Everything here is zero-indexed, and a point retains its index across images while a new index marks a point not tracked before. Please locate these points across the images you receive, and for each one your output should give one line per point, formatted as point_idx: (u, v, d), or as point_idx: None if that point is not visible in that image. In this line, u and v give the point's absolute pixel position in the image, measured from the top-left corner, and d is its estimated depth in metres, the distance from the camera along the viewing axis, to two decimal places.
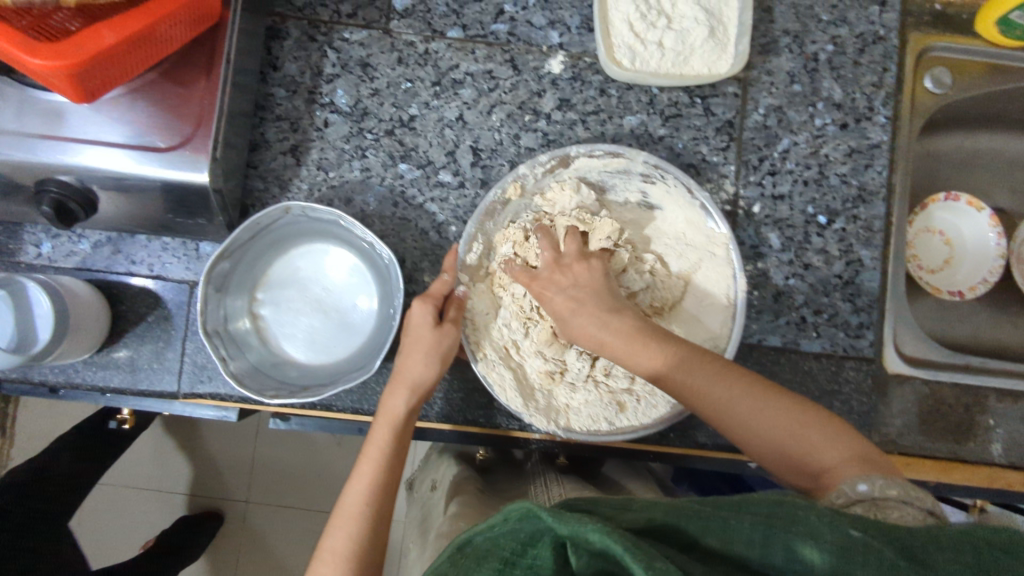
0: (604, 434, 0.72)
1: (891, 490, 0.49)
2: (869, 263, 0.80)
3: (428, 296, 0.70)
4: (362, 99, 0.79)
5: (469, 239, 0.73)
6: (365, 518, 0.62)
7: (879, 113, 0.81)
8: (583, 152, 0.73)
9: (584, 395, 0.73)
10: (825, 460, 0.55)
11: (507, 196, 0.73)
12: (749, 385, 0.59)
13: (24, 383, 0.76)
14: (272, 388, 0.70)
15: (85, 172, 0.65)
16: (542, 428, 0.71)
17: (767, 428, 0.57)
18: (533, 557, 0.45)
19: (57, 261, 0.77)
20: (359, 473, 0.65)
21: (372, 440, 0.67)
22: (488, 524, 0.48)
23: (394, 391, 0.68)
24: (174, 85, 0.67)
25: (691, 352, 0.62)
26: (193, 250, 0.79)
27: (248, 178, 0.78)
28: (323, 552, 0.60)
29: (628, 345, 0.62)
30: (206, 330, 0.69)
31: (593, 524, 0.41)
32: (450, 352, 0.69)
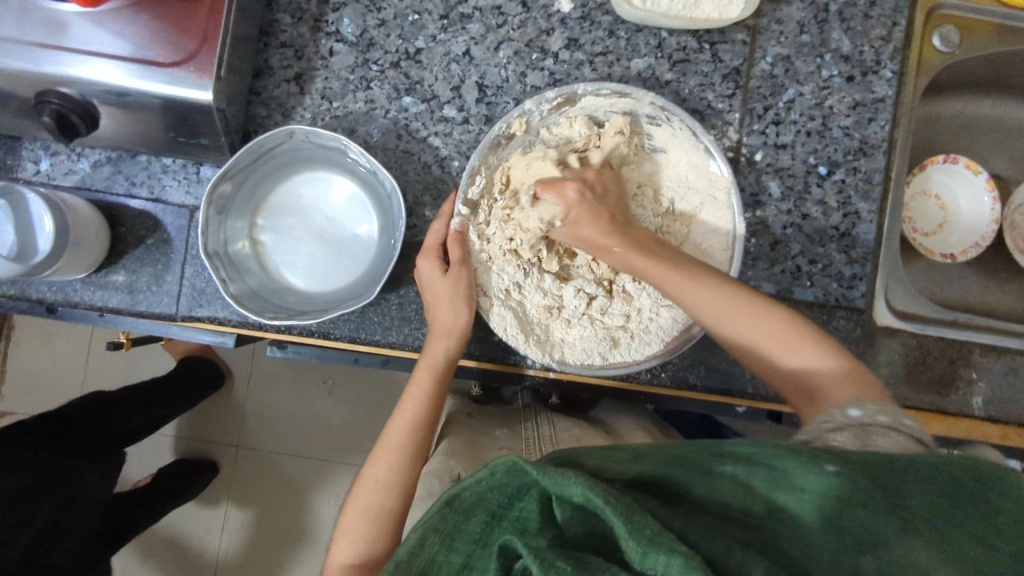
0: (597, 368, 0.73)
1: (881, 417, 0.53)
2: (866, 216, 0.81)
3: (427, 250, 0.74)
4: (368, 30, 0.78)
5: (472, 172, 0.72)
6: (403, 454, 0.69)
7: (885, 68, 0.81)
8: (591, 91, 0.73)
9: (579, 332, 0.74)
10: (817, 377, 0.60)
11: (512, 131, 0.73)
12: (750, 304, 0.64)
13: (22, 300, 0.76)
14: (271, 311, 0.71)
15: (86, 85, 0.65)
16: (537, 361, 0.73)
17: (747, 343, 0.63)
18: (519, 509, 0.48)
19: (56, 179, 0.77)
20: (403, 413, 0.71)
21: (414, 386, 0.71)
22: (474, 478, 0.49)
23: (434, 341, 0.72)
24: (179, 1, 0.66)
25: (688, 273, 0.65)
26: (193, 174, 0.78)
27: (251, 104, 0.78)
28: (365, 478, 0.67)
29: (601, 236, 0.68)
30: (207, 250, 0.69)
31: (575, 478, 0.43)
32: (471, 293, 0.73)
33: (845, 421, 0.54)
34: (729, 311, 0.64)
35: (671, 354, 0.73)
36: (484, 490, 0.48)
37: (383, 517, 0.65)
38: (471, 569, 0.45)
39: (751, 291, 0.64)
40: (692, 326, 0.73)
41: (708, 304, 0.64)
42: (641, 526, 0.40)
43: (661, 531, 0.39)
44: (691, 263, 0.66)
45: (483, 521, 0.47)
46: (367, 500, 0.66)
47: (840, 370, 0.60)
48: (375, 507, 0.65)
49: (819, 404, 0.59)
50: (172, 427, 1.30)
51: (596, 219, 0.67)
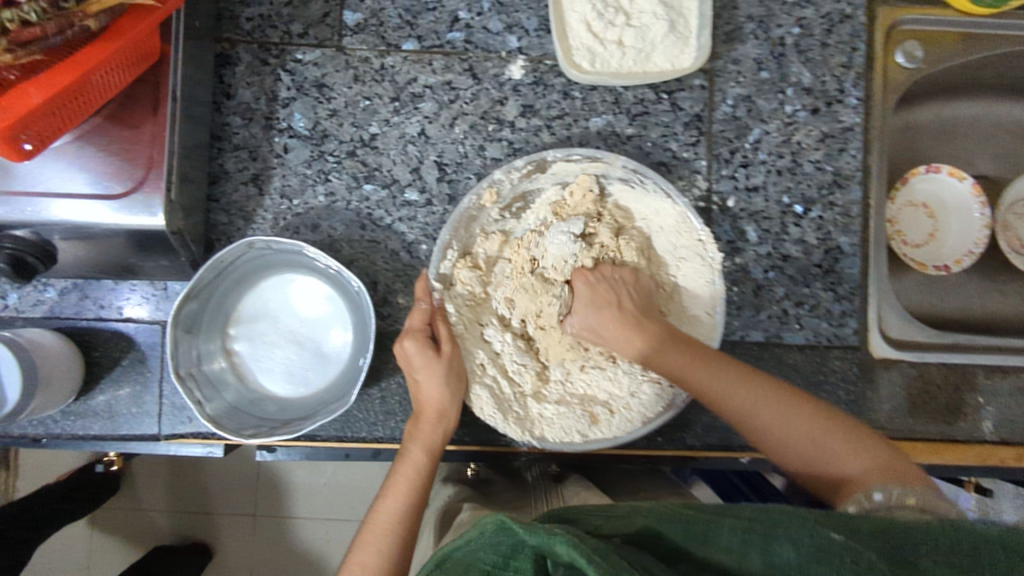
0: (578, 446, 0.70)
1: (909, 501, 0.51)
2: (849, 250, 0.78)
3: (411, 331, 0.69)
4: (320, 122, 0.77)
5: (443, 247, 0.71)
6: (398, 536, 0.61)
7: (850, 95, 0.79)
8: (560, 157, 0.72)
9: (556, 408, 0.72)
10: (847, 469, 0.56)
11: (483, 203, 0.72)
12: (768, 392, 0.62)
13: (6, 437, 0.76)
14: (252, 427, 0.69)
15: (41, 226, 0.64)
16: (517, 439, 0.70)
17: (792, 434, 0.59)
18: (513, 568, 0.46)
19: (25, 312, 0.76)
20: (392, 492, 0.64)
21: (407, 460, 0.65)
22: (462, 539, 0.50)
23: (429, 421, 0.67)
24: (122, 129, 0.65)
25: (772, 390, 0.62)
26: (161, 290, 0.77)
27: (210, 212, 0.77)
28: (353, 566, 0.60)
29: (639, 335, 0.66)
30: (178, 373, 0.67)
31: (561, 535, 0.42)
32: (460, 370, 0.69)
33: (865, 506, 0.52)
34: (748, 393, 0.62)
35: (653, 427, 0.71)
36: (474, 548, 0.49)
37: None
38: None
39: (812, 402, 0.61)
40: (674, 400, 0.71)
41: (757, 414, 0.61)
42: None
43: None
44: (726, 365, 0.64)
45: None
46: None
47: (842, 447, 0.58)
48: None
49: (846, 492, 0.55)
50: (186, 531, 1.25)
51: (601, 310, 0.66)
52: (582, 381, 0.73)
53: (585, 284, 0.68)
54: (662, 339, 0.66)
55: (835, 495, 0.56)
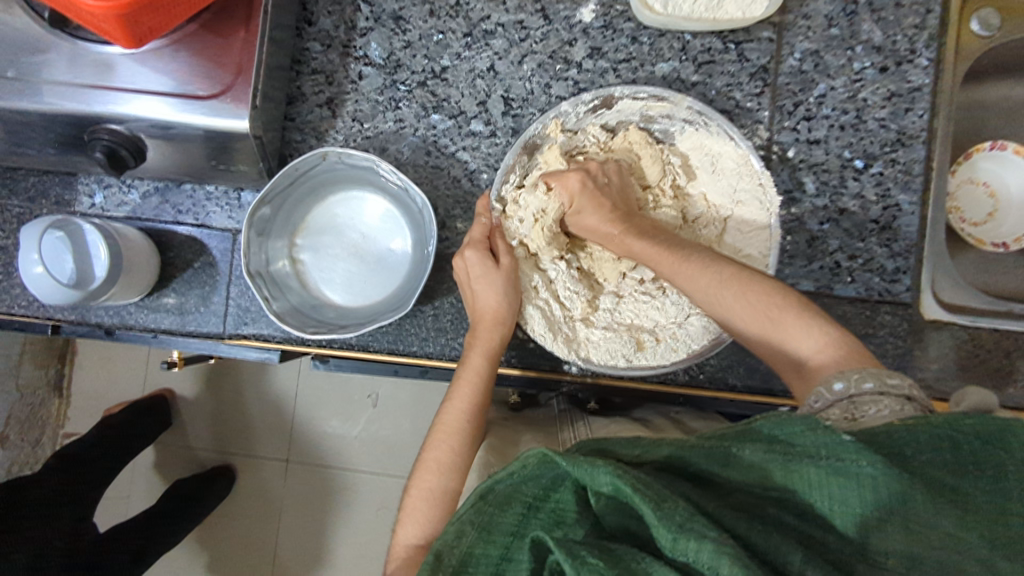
0: (622, 370, 0.72)
1: (865, 385, 0.50)
2: (907, 208, 0.78)
3: (472, 242, 0.72)
4: (395, 52, 0.81)
5: (506, 170, 0.73)
6: (466, 434, 0.66)
7: (921, 56, 0.79)
8: (627, 93, 0.74)
9: (604, 332, 0.73)
10: (803, 352, 0.57)
11: (548, 131, 0.75)
12: (734, 269, 0.61)
13: (83, 325, 0.81)
14: (313, 325, 0.74)
15: (134, 121, 0.68)
16: (563, 358, 0.73)
17: (770, 330, 0.58)
18: (554, 500, 0.47)
19: (110, 211, 0.81)
20: (457, 395, 0.68)
21: (468, 365, 0.70)
22: (506, 471, 0.48)
23: (488, 328, 0.71)
24: (214, 38, 0.69)
25: (734, 275, 0.60)
26: (235, 199, 0.82)
27: (286, 130, 0.81)
28: (427, 460, 0.64)
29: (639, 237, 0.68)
30: (250, 272, 0.72)
31: (604, 467, 0.43)
32: (518, 283, 0.73)
33: (826, 401, 0.52)
34: (715, 293, 0.60)
35: (699, 357, 0.72)
36: (517, 481, 0.48)
37: (447, 500, 0.62)
38: (510, 561, 0.46)
39: (759, 274, 0.61)
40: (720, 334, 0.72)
41: (742, 314, 0.59)
42: (670, 512, 0.39)
43: (691, 518, 0.39)
44: (687, 253, 0.64)
45: (519, 515, 0.47)
46: (430, 482, 0.63)
47: (802, 328, 0.57)
48: (438, 488, 0.63)
49: (813, 380, 0.55)
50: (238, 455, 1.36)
51: (598, 206, 0.69)
52: (630, 311, 0.75)
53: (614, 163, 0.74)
54: (638, 231, 0.68)
55: (804, 385, 0.57)
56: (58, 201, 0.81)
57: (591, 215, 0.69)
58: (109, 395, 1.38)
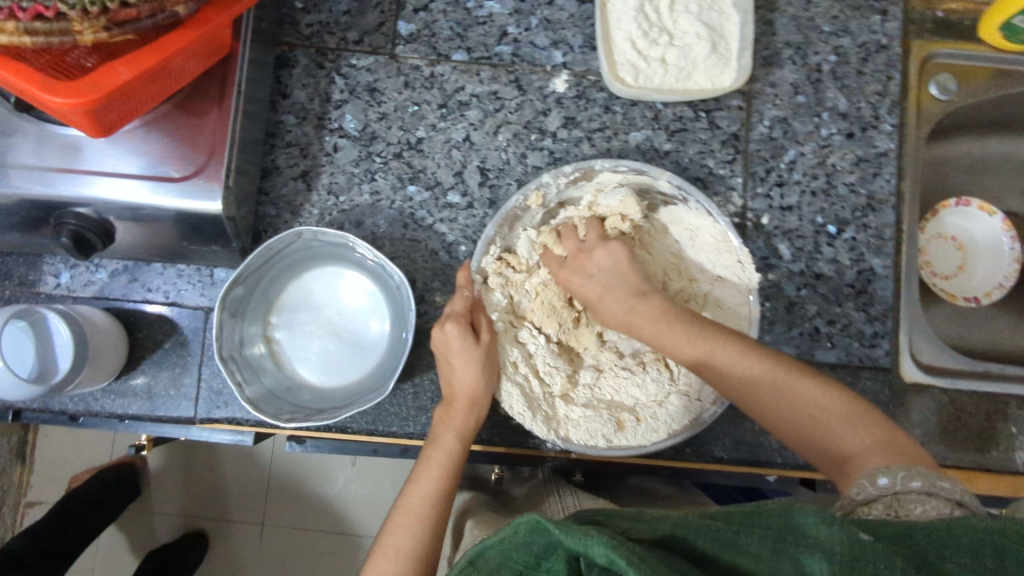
0: (602, 451, 0.71)
1: (913, 483, 0.50)
2: (881, 272, 0.79)
3: (453, 314, 0.70)
4: (370, 124, 0.80)
5: (486, 242, 0.73)
6: (431, 518, 0.63)
7: (884, 122, 0.81)
8: (608, 167, 0.74)
9: (583, 411, 0.72)
10: (848, 445, 0.57)
11: (530, 203, 0.74)
12: (777, 366, 0.60)
13: (45, 412, 0.77)
14: (288, 412, 0.71)
15: (101, 205, 0.67)
16: (542, 437, 0.71)
17: (805, 417, 0.59)
18: (546, 567, 0.45)
19: (76, 291, 0.79)
20: (425, 475, 0.65)
21: (439, 445, 0.67)
22: (498, 539, 0.50)
23: (463, 405, 0.69)
24: (187, 117, 0.68)
25: (771, 366, 0.60)
26: (207, 277, 0.80)
27: (260, 204, 0.79)
28: (384, 546, 0.61)
29: (653, 322, 0.65)
30: (222, 355, 0.69)
31: (600, 538, 0.42)
32: (495, 361, 0.71)
33: (872, 494, 0.51)
34: (739, 375, 0.61)
35: (678, 439, 0.71)
36: (509, 552, 0.48)
37: None
38: None
39: (801, 371, 0.60)
40: (699, 414, 0.72)
41: (765, 386, 0.60)
42: None
43: None
44: (731, 345, 0.62)
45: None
46: (386, 570, 0.59)
47: (859, 429, 0.57)
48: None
49: (851, 474, 0.55)
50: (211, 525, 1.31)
51: (619, 294, 0.67)
52: (610, 387, 0.74)
53: (606, 248, 0.69)
54: (675, 315, 0.65)
55: (842, 477, 0.57)
56: (21, 281, 0.79)
57: (608, 303, 0.68)
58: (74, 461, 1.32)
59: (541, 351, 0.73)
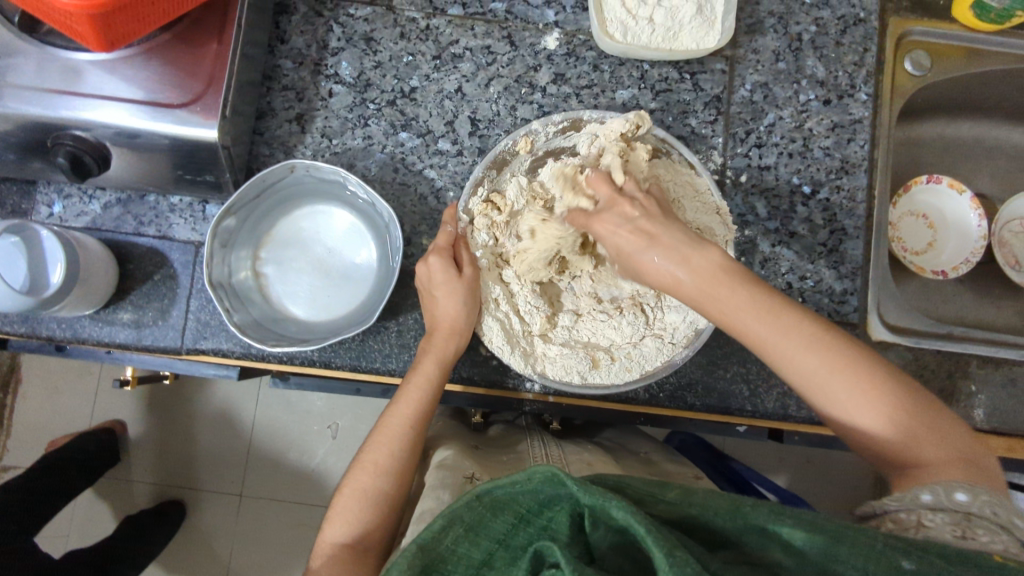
0: (575, 386, 0.73)
1: (988, 509, 0.51)
2: (852, 232, 0.82)
3: (440, 249, 0.74)
4: (365, 71, 0.83)
5: (475, 183, 0.76)
6: (407, 437, 0.67)
7: (860, 90, 0.85)
8: (597, 118, 0.77)
9: (560, 348, 0.75)
10: (923, 453, 0.54)
11: (518, 149, 0.77)
12: (846, 354, 0.56)
13: (32, 338, 0.79)
14: (273, 339, 0.73)
15: (98, 128, 0.68)
16: (519, 370, 0.73)
17: (876, 422, 0.55)
18: (548, 518, 0.49)
19: (68, 221, 0.80)
20: (404, 398, 0.69)
21: (418, 370, 0.70)
22: (508, 479, 0.49)
23: (445, 336, 0.72)
24: (186, 48, 0.70)
25: (846, 361, 0.56)
26: (199, 212, 0.81)
27: (254, 144, 0.81)
28: (364, 461, 0.66)
29: (705, 287, 0.59)
30: (212, 281, 0.71)
31: (617, 500, 0.43)
32: (476, 295, 0.74)
33: (949, 509, 0.51)
34: (816, 374, 0.56)
35: (649, 379, 0.74)
36: (515, 492, 0.49)
37: (379, 500, 0.64)
38: (490, 567, 0.48)
39: (866, 357, 0.56)
40: (673, 358, 0.74)
41: (838, 380, 0.56)
42: (681, 559, 0.39)
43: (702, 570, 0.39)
44: (793, 319, 0.57)
45: (509, 523, 0.49)
46: (365, 483, 0.64)
47: (932, 434, 0.55)
48: (373, 488, 0.64)
49: (914, 479, 0.54)
50: (189, 481, 1.32)
51: (662, 247, 0.61)
52: (587, 329, 0.77)
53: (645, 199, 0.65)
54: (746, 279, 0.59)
55: (898, 477, 0.56)
56: (14, 209, 0.80)
57: (647, 256, 0.62)
58: (57, 414, 1.33)
59: (523, 291, 0.76)
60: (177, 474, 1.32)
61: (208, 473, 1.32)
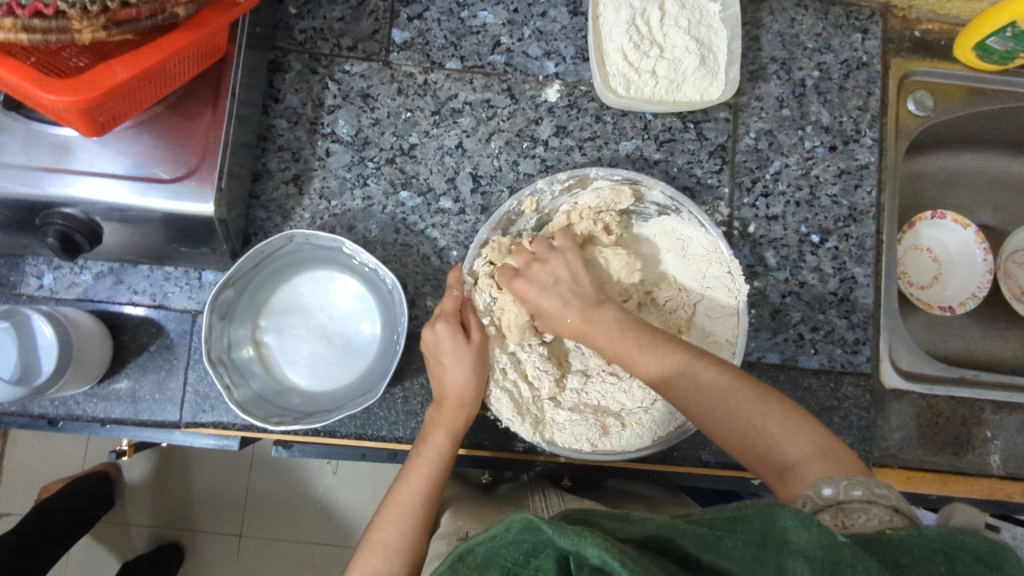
0: (586, 455, 0.71)
1: (855, 492, 0.48)
2: (863, 280, 0.81)
3: (445, 314, 0.71)
4: (363, 129, 0.81)
5: (480, 244, 0.73)
6: (420, 515, 0.64)
7: (865, 135, 0.84)
8: (602, 175, 0.75)
9: (569, 415, 0.73)
10: (787, 454, 0.54)
11: (523, 208, 0.75)
12: (712, 372, 0.59)
13: (24, 416, 0.76)
14: (277, 415, 0.70)
15: (90, 205, 0.66)
16: (528, 439, 0.71)
17: (739, 425, 0.57)
18: (535, 567, 0.44)
19: (59, 293, 0.77)
20: (414, 475, 0.66)
21: (428, 443, 0.68)
22: (489, 533, 0.47)
23: (454, 406, 0.70)
24: (180, 119, 0.68)
25: (708, 370, 0.60)
26: (195, 279, 0.79)
27: (250, 207, 0.79)
28: (374, 543, 0.62)
29: (600, 332, 0.67)
30: (211, 359, 0.69)
31: (592, 537, 0.41)
32: (484, 361, 0.72)
33: (813, 500, 0.49)
34: (681, 382, 0.61)
35: (661, 445, 0.72)
36: (499, 545, 0.47)
37: None
38: None
39: (732, 373, 0.60)
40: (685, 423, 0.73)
41: (702, 393, 0.59)
42: None
43: None
44: (666, 348, 0.63)
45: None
46: (374, 566, 0.60)
47: (817, 452, 0.53)
48: (383, 574, 0.59)
49: (792, 483, 0.52)
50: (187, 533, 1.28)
51: (567, 303, 0.69)
52: (597, 392, 0.75)
53: (560, 256, 0.71)
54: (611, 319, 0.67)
55: (781, 487, 0.54)
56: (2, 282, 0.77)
57: (557, 312, 0.69)
58: (48, 469, 1.29)
59: (532, 358, 0.75)
60: (175, 528, 1.28)
61: (207, 524, 1.28)
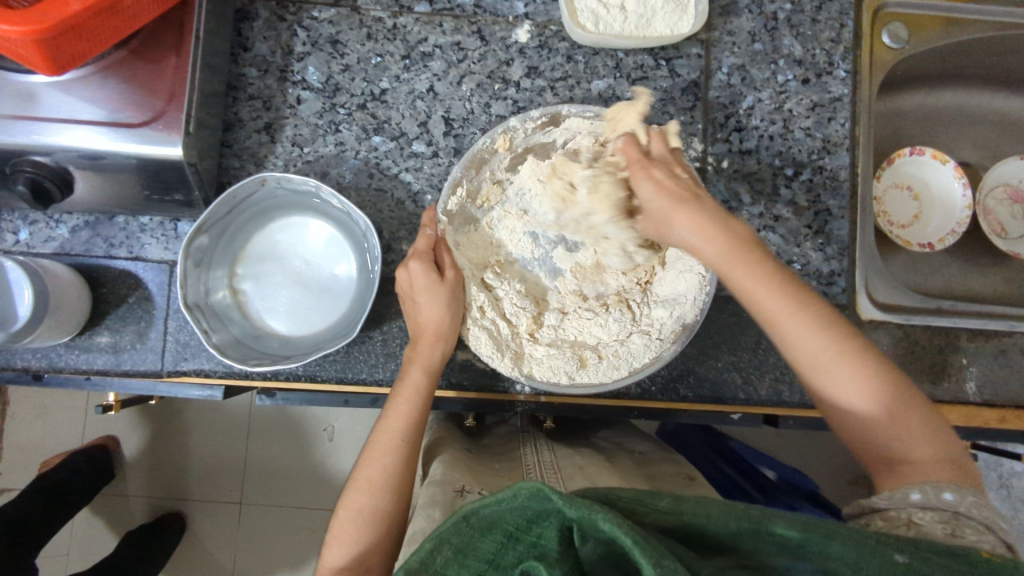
0: (563, 387, 0.72)
1: (977, 510, 0.51)
2: (837, 213, 0.82)
3: (419, 253, 0.72)
4: (333, 76, 0.80)
5: (453, 184, 0.74)
6: (401, 450, 0.65)
7: (838, 67, 0.83)
8: (575, 112, 0.76)
9: (547, 348, 0.74)
10: (907, 449, 0.56)
11: (497, 147, 0.76)
12: (855, 358, 0.57)
13: (8, 371, 0.76)
14: (255, 358, 0.71)
15: (60, 152, 0.66)
16: (507, 373, 0.72)
17: (864, 410, 0.57)
18: (538, 534, 0.45)
19: (36, 247, 0.77)
20: (394, 411, 0.67)
21: (406, 381, 0.69)
22: (494, 497, 0.45)
23: (430, 343, 0.71)
24: (144, 64, 0.67)
25: (852, 352, 0.58)
26: (171, 230, 0.79)
27: (223, 156, 0.79)
28: (360, 480, 0.63)
29: (730, 261, 0.59)
30: (187, 303, 0.69)
31: (605, 513, 0.40)
32: (459, 299, 0.73)
33: (931, 504, 0.52)
34: (820, 361, 0.58)
35: (638, 376, 0.73)
36: (502, 509, 0.46)
37: (378, 520, 0.61)
38: None
39: (867, 352, 0.58)
40: (661, 354, 0.73)
41: (834, 371, 0.57)
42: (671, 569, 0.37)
43: None
44: (817, 309, 0.59)
45: (498, 542, 0.46)
46: (361, 502, 0.62)
47: (929, 443, 0.56)
48: (370, 508, 0.61)
49: (900, 477, 0.55)
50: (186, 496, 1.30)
51: (680, 213, 0.59)
52: (573, 328, 0.75)
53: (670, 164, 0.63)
54: (744, 251, 0.59)
55: (884, 474, 0.57)
56: None
57: (680, 227, 0.60)
58: (44, 438, 1.30)
59: (510, 296, 0.75)
60: (173, 493, 1.30)
61: (203, 488, 1.30)
